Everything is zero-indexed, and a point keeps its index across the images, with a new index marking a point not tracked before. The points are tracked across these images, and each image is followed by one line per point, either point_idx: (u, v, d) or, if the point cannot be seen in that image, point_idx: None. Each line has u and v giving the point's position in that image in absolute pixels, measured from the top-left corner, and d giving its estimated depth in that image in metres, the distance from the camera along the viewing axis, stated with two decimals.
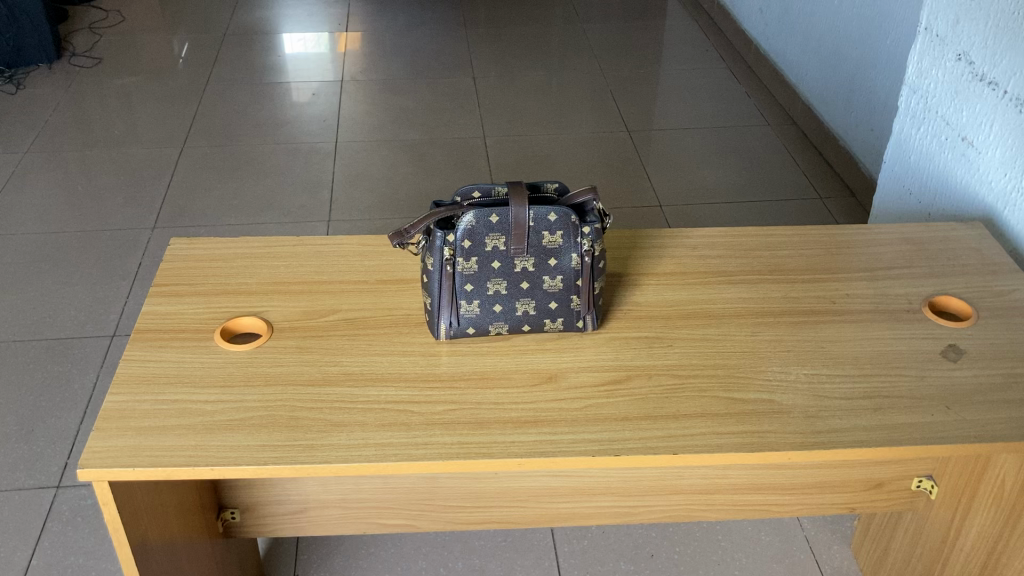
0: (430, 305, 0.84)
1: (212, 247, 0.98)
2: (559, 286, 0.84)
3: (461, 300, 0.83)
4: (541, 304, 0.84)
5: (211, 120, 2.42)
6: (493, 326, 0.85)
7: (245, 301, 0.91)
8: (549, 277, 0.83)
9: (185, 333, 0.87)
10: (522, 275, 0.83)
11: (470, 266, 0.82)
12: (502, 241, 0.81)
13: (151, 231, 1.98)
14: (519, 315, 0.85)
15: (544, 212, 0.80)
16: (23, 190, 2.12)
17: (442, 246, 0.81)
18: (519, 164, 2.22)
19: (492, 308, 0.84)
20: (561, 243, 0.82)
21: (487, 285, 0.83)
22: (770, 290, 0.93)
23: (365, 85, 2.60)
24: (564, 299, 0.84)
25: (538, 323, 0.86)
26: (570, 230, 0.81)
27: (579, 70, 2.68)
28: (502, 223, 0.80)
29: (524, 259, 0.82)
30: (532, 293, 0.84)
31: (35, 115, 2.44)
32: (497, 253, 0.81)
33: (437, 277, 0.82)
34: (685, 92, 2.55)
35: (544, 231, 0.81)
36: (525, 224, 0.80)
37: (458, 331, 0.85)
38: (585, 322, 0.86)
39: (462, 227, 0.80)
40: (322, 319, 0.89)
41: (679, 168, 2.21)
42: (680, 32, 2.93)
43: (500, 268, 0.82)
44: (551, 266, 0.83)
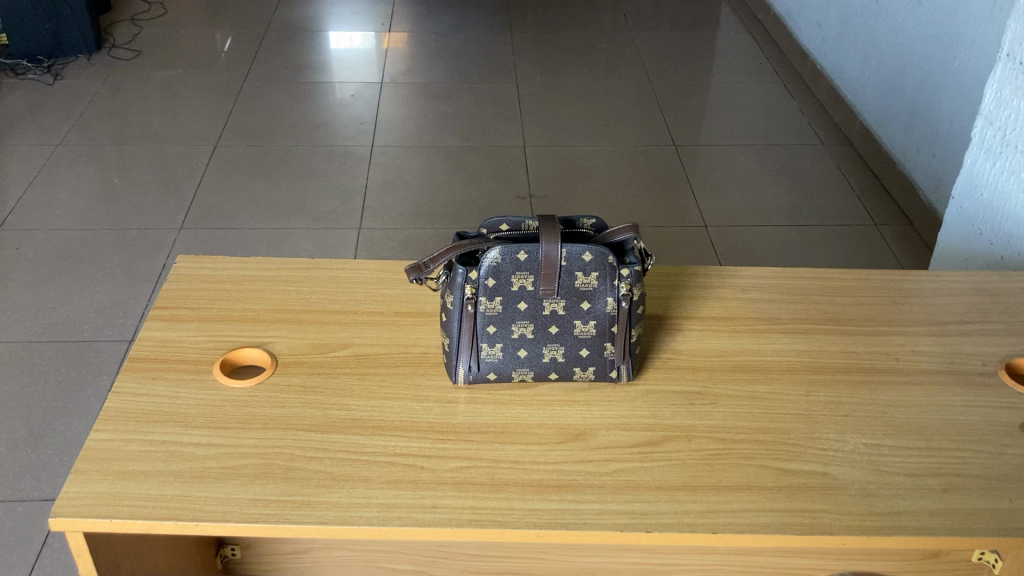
0: (448, 347, 0.76)
1: (221, 267, 0.91)
2: (592, 332, 0.75)
3: (482, 342, 0.75)
4: (570, 351, 0.76)
5: (247, 118, 2.37)
6: (517, 373, 0.77)
7: (250, 330, 0.83)
8: (581, 321, 0.75)
9: (182, 364, 0.80)
10: (551, 318, 0.74)
11: (495, 307, 0.74)
12: (530, 280, 0.73)
13: (177, 232, 1.93)
14: (546, 362, 0.77)
15: (577, 250, 0.72)
16: (52, 184, 2.08)
17: (463, 284, 0.73)
18: (560, 177, 2.14)
19: (517, 353, 0.76)
20: (595, 286, 0.73)
21: (511, 327, 0.75)
22: (827, 343, 0.84)
23: (406, 87, 2.54)
24: (597, 347, 0.76)
25: (566, 372, 0.77)
26: (606, 272, 0.73)
27: (627, 80, 2.59)
28: (532, 261, 0.72)
29: (554, 301, 0.74)
30: (562, 339, 0.75)
31: (70, 107, 2.41)
32: (523, 294, 0.73)
33: (457, 316, 0.74)
34: (736, 107, 2.45)
35: (577, 272, 0.72)
36: (557, 262, 0.72)
37: (478, 376, 0.77)
38: (619, 373, 0.78)
39: (486, 263, 0.72)
40: (331, 354, 0.81)
41: (727, 187, 2.11)
42: (732, 44, 2.83)
43: (526, 310, 0.74)
44: (583, 309, 0.74)
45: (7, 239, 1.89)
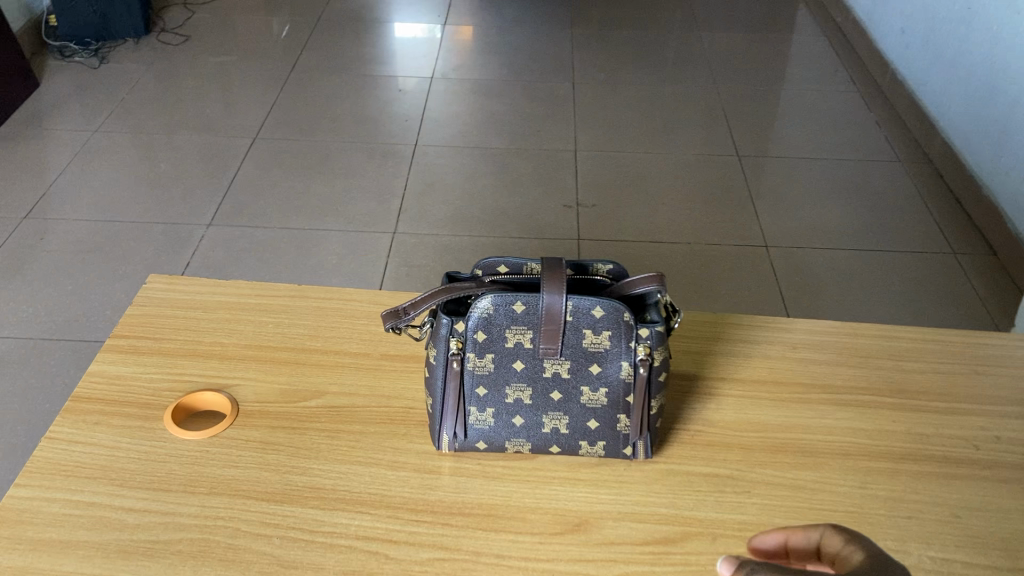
0: (430, 409, 0.64)
1: (194, 290, 0.81)
2: (602, 401, 0.62)
3: (470, 406, 0.63)
4: (576, 422, 0.63)
5: (289, 110, 2.28)
6: (511, 443, 0.65)
7: (214, 370, 0.73)
8: (589, 388, 0.62)
9: (130, 408, 0.69)
10: (552, 382, 0.62)
11: (485, 366, 0.61)
12: (528, 336, 0.60)
13: (205, 228, 1.85)
14: (546, 433, 0.64)
15: (586, 303, 0.59)
16: (84, 172, 2.02)
17: (448, 336, 0.61)
18: (611, 185, 2.00)
19: (512, 421, 0.63)
20: (607, 347, 0.60)
21: (505, 390, 0.62)
22: (890, 423, 0.70)
23: (458, 83, 2.43)
24: (608, 420, 0.63)
25: (571, 447, 0.65)
26: (620, 331, 0.60)
27: (691, 84, 2.44)
28: (531, 312, 0.60)
29: (557, 363, 0.61)
30: (567, 408, 0.63)
31: (113, 92, 2.35)
32: (520, 352, 0.61)
33: (441, 374, 0.62)
34: (807, 116, 2.29)
35: (585, 329, 0.60)
36: (560, 317, 0.59)
37: (465, 445, 0.65)
38: (635, 451, 0.65)
39: (476, 314, 0.60)
40: (300, 404, 0.70)
41: (791, 204, 1.95)
42: (808, 49, 2.66)
43: (523, 371, 0.61)
44: (592, 374, 0.61)
45: (32, 228, 1.83)
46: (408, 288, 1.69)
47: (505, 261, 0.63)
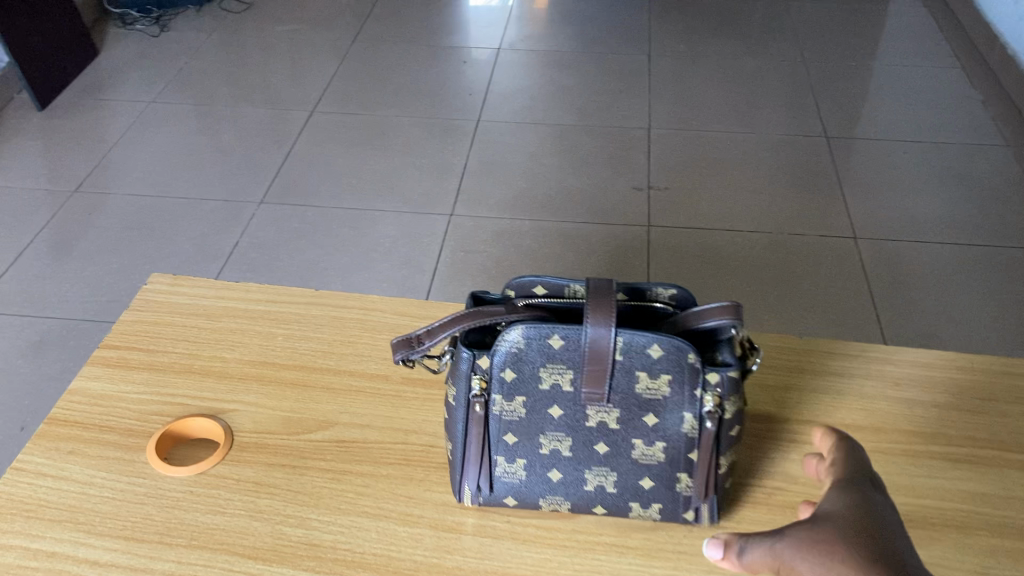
0: (451, 456, 0.54)
1: (197, 294, 0.71)
2: (659, 457, 0.51)
3: (497, 456, 0.52)
4: (626, 480, 0.52)
5: (350, 81, 2.19)
6: (547, 500, 0.54)
7: (211, 391, 0.63)
8: (643, 441, 0.51)
9: (111, 436, 0.60)
10: (598, 433, 0.51)
11: (515, 409, 0.51)
12: (568, 377, 0.49)
13: (257, 206, 1.77)
14: (588, 491, 0.53)
15: (642, 339, 0.47)
16: (137, 144, 1.96)
17: (470, 373, 0.50)
18: (686, 167, 1.86)
19: (547, 474, 0.53)
20: (666, 395, 0.49)
21: (539, 439, 0.51)
22: (1016, 487, 0.56)
23: (526, 54, 2.30)
24: (665, 480, 0.52)
25: (619, 508, 0.53)
26: (683, 376, 0.48)
27: (777, 56, 2.27)
28: (573, 349, 0.48)
29: (604, 410, 0.50)
30: (615, 463, 0.52)
31: (172, 61, 2.29)
32: (558, 395, 0.50)
33: (461, 417, 0.52)
34: (904, 95, 2.10)
35: (640, 372, 0.48)
36: (607, 357, 0.48)
37: (491, 499, 0.54)
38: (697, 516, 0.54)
39: (503, 349, 0.49)
40: (304, 436, 0.60)
41: (884, 190, 1.79)
42: (907, 20, 2.45)
43: (560, 418, 0.51)
44: (647, 427, 0.50)
45: (81, 203, 1.78)
46: (462, 274, 1.59)
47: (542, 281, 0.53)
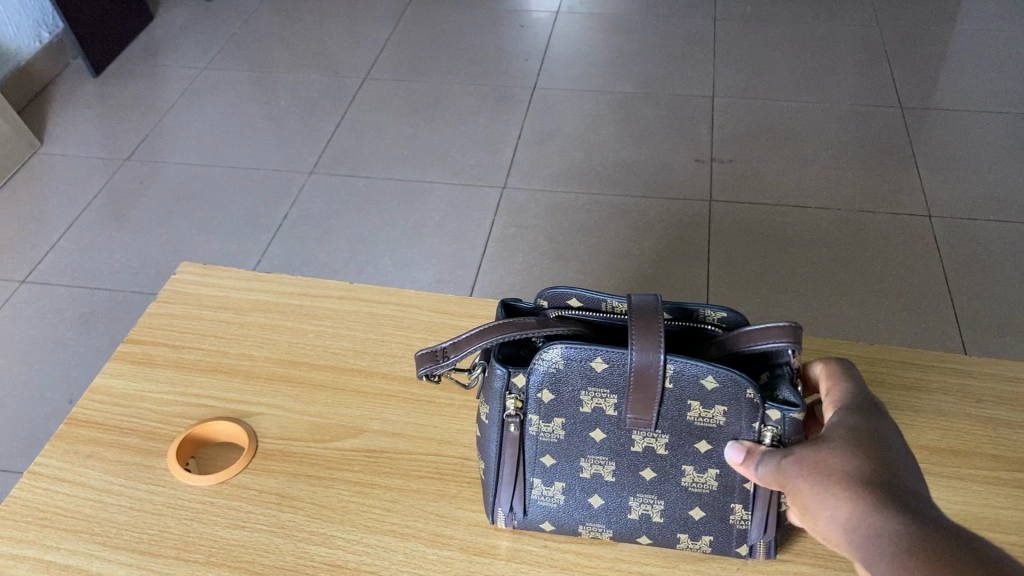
0: (485, 478, 0.53)
1: (226, 287, 0.68)
2: (711, 485, 0.50)
3: (536, 479, 0.51)
4: (675, 507, 0.51)
5: (404, 46, 2.13)
6: (587, 528, 0.53)
7: (236, 394, 0.60)
8: (694, 468, 0.50)
9: (132, 440, 0.57)
10: (645, 458, 0.50)
11: (553, 430, 0.50)
12: (612, 401, 0.48)
13: (307, 176, 1.74)
14: (633, 519, 0.52)
15: (697, 368, 0.46)
16: (189, 111, 1.95)
17: (504, 392, 0.50)
18: (751, 139, 1.78)
19: (589, 499, 0.51)
20: (722, 422, 0.48)
21: (581, 462, 0.51)
22: None
23: (584, 17, 2.22)
24: (715, 510, 0.51)
25: (664, 538, 0.52)
26: (740, 408, 0.47)
27: (849, 20, 2.16)
28: (619, 373, 0.47)
29: (652, 435, 0.49)
30: (662, 490, 0.51)
31: (225, 25, 2.26)
32: (601, 418, 0.49)
33: (496, 436, 0.51)
34: (985, 61, 1.99)
35: (691, 399, 0.47)
36: (656, 385, 0.46)
37: (526, 524, 0.53)
38: (751, 550, 0.52)
39: (542, 369, 0.48)
40: (331, 445, 0.56)
41: (961, 166, 1.69)
42: None
43: (603, 442, 0.50)
44: (699, 453, 0.49)
45: (133, 171, 1.78)
46: (514, 249, 1.54)
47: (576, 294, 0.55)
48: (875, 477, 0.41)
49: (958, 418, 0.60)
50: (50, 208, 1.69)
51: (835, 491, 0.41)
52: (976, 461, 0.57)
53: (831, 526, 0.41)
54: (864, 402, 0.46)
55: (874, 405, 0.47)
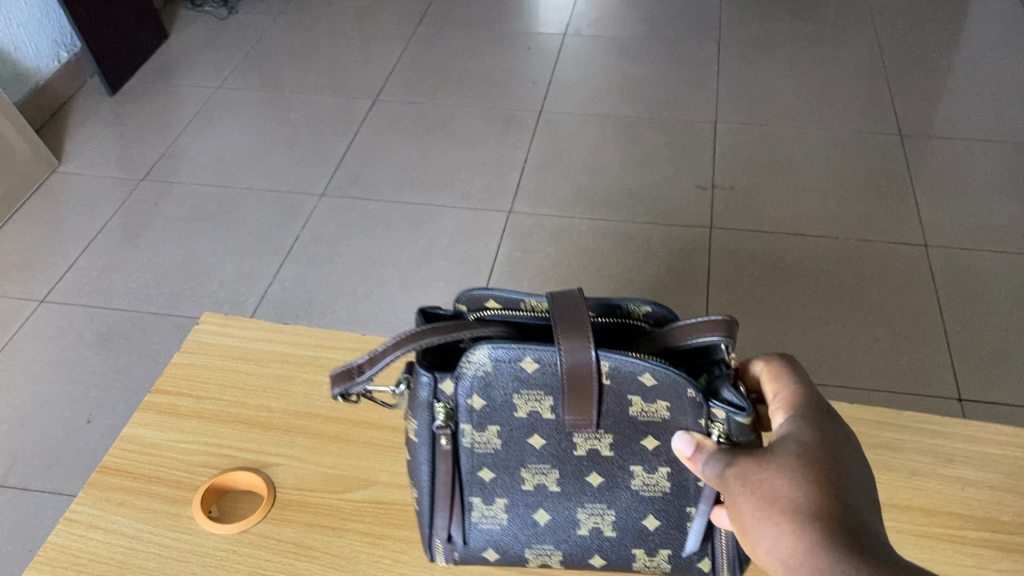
0: (422, 506, 0.58)
1: (248, 336, 0.72)
2: (663, 490, 0.57)
3: (481, 493, 0.57)
4: (625, 513, 0.58)
5: (414, 67, 2.18)
6: (537, 553, 0.60)
7: (256, 443, 0.64)
8: (644, 469, 0.56)
9: (161, 487, 0.61)
10: (589, 463, 0.56)
11: (489, 441, 0.55)
12: (548, 402, 0.53)
13: (318, 199, 1.79)
14: (583, 532, 0.59)
15: (634, 367, 0.51)
16: (204, 131, 1.99)
17: (432, 402, 0.54)
18: (752, 165, 1.82)
19: (536, 516, 0.58)
20: (668, 415, 0.54)
21: (521, 473, 0.57)
22: None
23: (592, 40, 2.26)
24: (670, 514, 0.58)
25: (615, 548, 0.60)
26: (684, 405, 0.53)
27: (853, 45, 2.20)
28: (552, 374, 0.52)
29: (595, 437, 0.55)
30: (610, 495, 0.57)
31: (239, 44, 2.31)
32: (538, 423, 0.54)
33: (430, 453, 0.56)
34: (985, 90, 2.02)
35: (634, 396, 0.53)
36: (592, 386, 0.51)
37: (473, 553, 0.59)
38: (712, 554, 0.60)
39: (471, 377, 0.53)
40: (344, 495, 0.61)
41: (959, 195, 1.73)
42: (994, 6, 2.35)
43: (543, 448, 0.55)
44: (647, 451, 0.55)
45: (149, 191, 1.83)
46: (520, 274, 1.58)
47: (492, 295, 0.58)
48: (815, 503, 0.46)
49: (928, 476, 0.65)
50: (68, 228, 1.74)
51: (781, 516, 0.46)
52: (944, 519, 0.62)
53: (776, 547, 0.46)
54: (814, 414, 0.51)
55: (824, 411, 0.52)
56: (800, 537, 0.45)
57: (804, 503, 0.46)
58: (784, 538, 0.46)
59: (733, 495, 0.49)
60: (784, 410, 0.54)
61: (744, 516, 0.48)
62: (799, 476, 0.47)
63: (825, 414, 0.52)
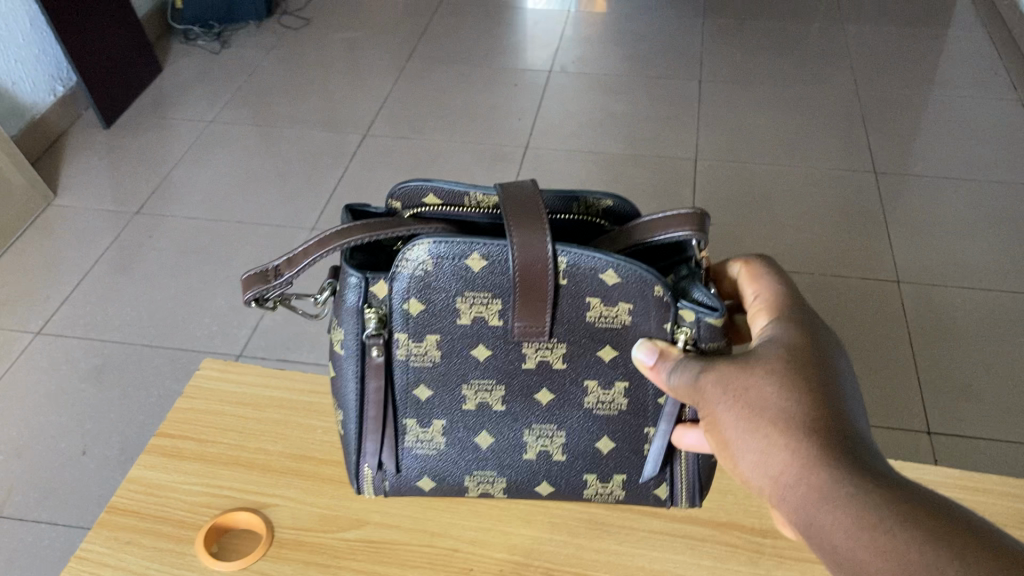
0: (350, 429, 0.63)
1: (246, 381, 0.77)
2: (621, 407, 0.61)
3: (421, 411, 0.62)
4: (574, 434, 0.62)
5: (403, 103, 2.23)
6: (477, 480, 0.65)
7: (255, 485, 0.68)
8: (600, 383, 0.60)
9: (165, 527, 0.65)
10: (539, 377, 0.60)
11: (428, 352, 0.59)
12: (496, 306, 0.57)
13: (309, 232, 1.83)
14: (529, 456, 0.64)
15: (595, 262, 0.54)
16: (196, 165, 2.04)
17: (362, 310, 0.57)
18: (731, 201, 1.88)
19: (478, 436, 0.63)
20: (630, 319, 0.57)
21: (461, 389, 0.61)
22: None
23: (576, 77, 2.32)
24: (626, 436, 0.62)
25: (561, 471, 0.64)
26: (649, 307, 0.56)
27: (829, 85, 2.26)
28: (500, 272, 0.55)
29: (546, 347, 0.58)
30: (556, 413, 0.62)
31: (231, 79, 2.37)
32: (483, 331, 0.58)
33: (361, 371, 0.60)
34: (956, 129, 2.09)
35: (592, 296, 0.56)
36: (548, 281, 0.54)
37: (405, 480, 0.65)
38: (669, 479, 0.65)
39: (408, 278, 0.56)
40: (338, 535, 0.65)
41: (929, 232, 1.79)
42: (965, 46, 2.43)
43: (486, 360, 0.59)
44: (603, 362, 0.59)
45: (143, 224, 1.87)
46: None
47: (433, 188, 0.64)
48: (800, 411, 0.47)
49: None
50: (63, 261, 1.77)
51: (765, 424, 0.48)
52: None
53: (759, 456, 0.48)
54: (800, 326, 0.53)
55: (807, 323, 0.54)
56: (785, 444, 0.46)
57: (792, 406, 0.48)
58: (768, 445, 0.47)
59: (717, 402, 0.51)
60: (765, 310, 0.57)
61: (727, 423, 0.50)
62: (787, 381, 0.49)
63: (807, 325, 0.54)
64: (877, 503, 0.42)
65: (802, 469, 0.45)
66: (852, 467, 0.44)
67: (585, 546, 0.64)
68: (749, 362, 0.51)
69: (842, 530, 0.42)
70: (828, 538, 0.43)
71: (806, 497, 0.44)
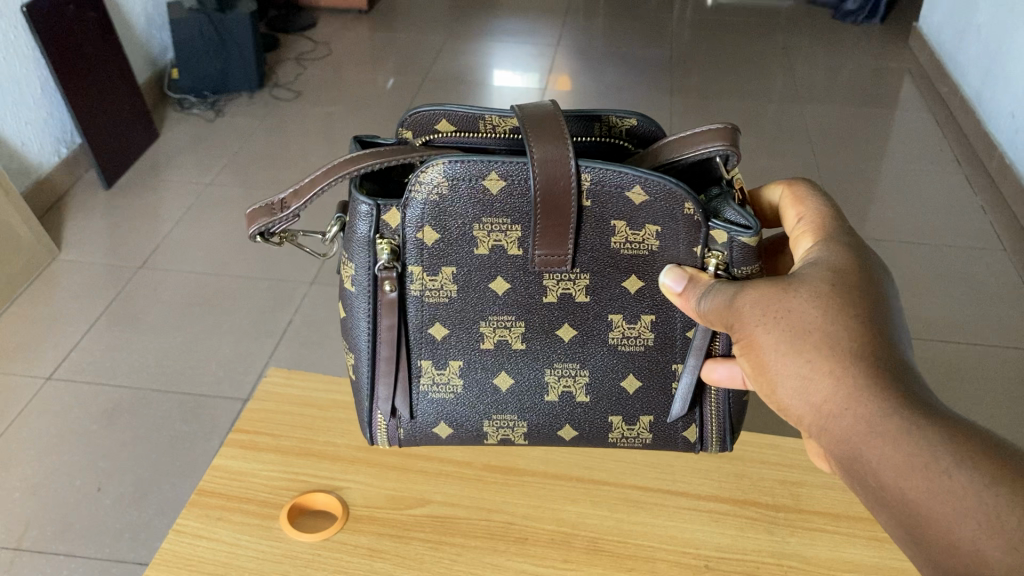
0: (365, 373, 0.73)
1: (310, 386, 0.86)
2: (650, 341, 0.71)
3: (440, 347, 0.71)
4: (596, 371, 0.72)
5: None
6: (497, 426, 0.75)
7: (328, 473, 0.77)
8: (625, 319, 0.70)
9: (251, 504, 0.74)
10: (556, 307, 0.69)
11: (443, 286, 0.69)
12: (516, 234, 0.66)
13: (309, 287, 1.92)
14: (552, 399, 0.74)
15: (622, 178, 0.63)
16: (195, 223, 2.13)
17: (375, 242, 0.67)
18: None
19: (497, 375, 0.72)
20: (659, 244, 0.66)
21: (479, 325, 0.70)
22: None
23: None
24: (659, 376, 0.73)
25: (583, 411, 0.74)
26: (680, 228, 0.65)
27: (789, 158, 2.44)
28: (517, 194, 0.64)
29: (568, 279, 0.68)
30: (577, 350, 0.71)
31: (226, 145, 2.48)
32: (501, 263, 0.67)
33: (376, 311, 0.69)
34: (907, 199, 2.26)
35: (617, 221, 0.65)
36: (570, 200, 0.63)
37: (420, 427, 0.75)
38: (698, 418, 0.75)
39: (413, 210, 0.65)
40: (406, 511, 0.74)
41: None
42: (912, 126, 2.63)
43: (505, 293, 0.69)
44: (630, 295, 0.69)
45: (145, 278, 1.94)
46: None
47: (446, 114, 0.74)
48: (836, 331, 0.54)
49: None
50: (67, 311, 1.84)
51: (803, 345, 0.55)
52: None
53: (797, 372, 0.55)
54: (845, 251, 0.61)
55: (848, 248, 0.61)
56: (823, 364, 0.53)
57: (834, 335, 0.54)
58: (806, 366, 0.54)
59: (755, 325, 0.58)
60: (810, 233, 0.65)
61: (768, 345, 0.57)
62: (828, 309, 0.56)
63: (849, 250, 0.61)
64: (911, 427, 0.49)
65: (842, 390, 0.52)
66: (888, 389, 0.51)
67: (623, 518, 0.74)
68: (788, 287, 0.58)
69: (877, 448, 0.49)
70: (862, 452, 0.50)
71: (844, 415, 0.52)
